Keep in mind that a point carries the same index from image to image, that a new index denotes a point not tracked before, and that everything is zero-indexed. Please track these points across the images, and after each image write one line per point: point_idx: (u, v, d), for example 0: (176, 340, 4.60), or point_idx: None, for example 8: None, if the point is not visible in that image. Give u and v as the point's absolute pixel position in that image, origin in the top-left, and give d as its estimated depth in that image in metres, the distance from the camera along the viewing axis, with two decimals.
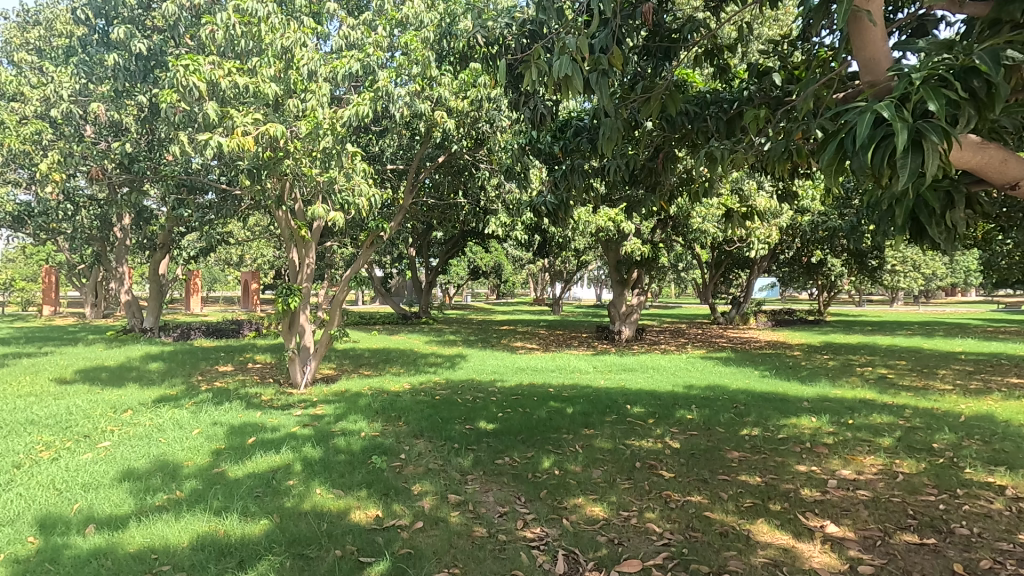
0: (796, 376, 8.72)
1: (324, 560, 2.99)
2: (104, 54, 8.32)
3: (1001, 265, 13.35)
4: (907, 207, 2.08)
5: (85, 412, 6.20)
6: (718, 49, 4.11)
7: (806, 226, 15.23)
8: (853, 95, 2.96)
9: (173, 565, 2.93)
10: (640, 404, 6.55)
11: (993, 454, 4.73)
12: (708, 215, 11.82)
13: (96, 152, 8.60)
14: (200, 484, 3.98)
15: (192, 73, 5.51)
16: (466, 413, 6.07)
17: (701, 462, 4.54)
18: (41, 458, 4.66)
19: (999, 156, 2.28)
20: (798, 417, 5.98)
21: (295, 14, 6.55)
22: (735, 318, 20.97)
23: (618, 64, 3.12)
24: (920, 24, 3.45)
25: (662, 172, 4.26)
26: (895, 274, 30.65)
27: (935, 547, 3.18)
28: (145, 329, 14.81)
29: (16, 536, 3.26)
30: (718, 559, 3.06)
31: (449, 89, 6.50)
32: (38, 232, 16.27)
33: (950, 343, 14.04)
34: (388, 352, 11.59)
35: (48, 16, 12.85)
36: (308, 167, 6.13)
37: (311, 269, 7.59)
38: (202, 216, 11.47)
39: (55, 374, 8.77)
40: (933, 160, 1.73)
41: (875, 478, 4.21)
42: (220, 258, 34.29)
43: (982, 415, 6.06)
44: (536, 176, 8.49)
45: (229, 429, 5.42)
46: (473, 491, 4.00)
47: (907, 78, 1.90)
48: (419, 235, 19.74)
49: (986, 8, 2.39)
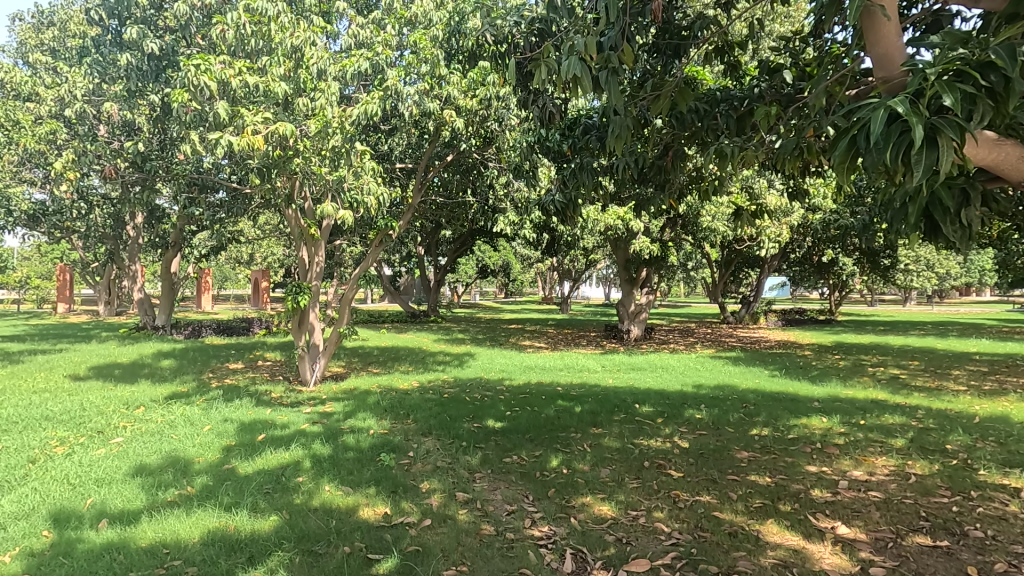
0: (807, 376, 8.62)
1: (332, 557, 3.01)
2: (116, 55, 8.52)
3: (1017, 264, 13.19)
4: (921, 206, 2.03)
5: (100, 408, 6.28)
6: (729, 46, 4.05)
7: (819, 224, 15.10)
8: (865, 91, 2.91)
9: (184, 560, 2.96)
10: (648, 403, 6.50)
11: (1007, 456, 4.67)
12: (718, 213, 11.76)
13: (108, 151, 8.78)
14: (211, 480, 4.01)
15: (203, 72, 5.56)
16: (475, 411, 6.06)
17: (710, 462, 4.51)
18: (55, 453, 4.71)
19: (1017, 153, 2.23)
20: (809, 417, 5.92)
21: (305, 14, 6.64)
22: (745, 317, 20.71)
23: (629, 61, 3.06)
24: (934, 20, 3.42)
25: (671, 170, 4.19)
26: (908, 275, 30.27)
27: (948, 549, 3.14)
28: (157, 326, 14.99)
29: (30, 529, 3.31)
30: (727, 559, 3.04)
31: (458, 88, 6.60)
32: (52, 232, 16.57)
33: (965, 343, 13.79)
34: (396, 351, 11.57)
35: (62, 18, 13.05)
36: (317, 166, 6.16)
37: (321, 268, 7.57)
38: (213, 215, 11.62)
39: (69, 371, 8.89)
40: (946, 156, 1.70)
41: (888, 479, 4.18)
42: (231, 257, 34.73)
43: (997, 416, 5.97)
44: (545, 174, 8.57)
45: (239, 426, 5.45)
46: (480, 490, 4.00)
47: (922, 73, 1.86)
48: (429, 235, 19.88)
49: (1003, 3, 2.33)
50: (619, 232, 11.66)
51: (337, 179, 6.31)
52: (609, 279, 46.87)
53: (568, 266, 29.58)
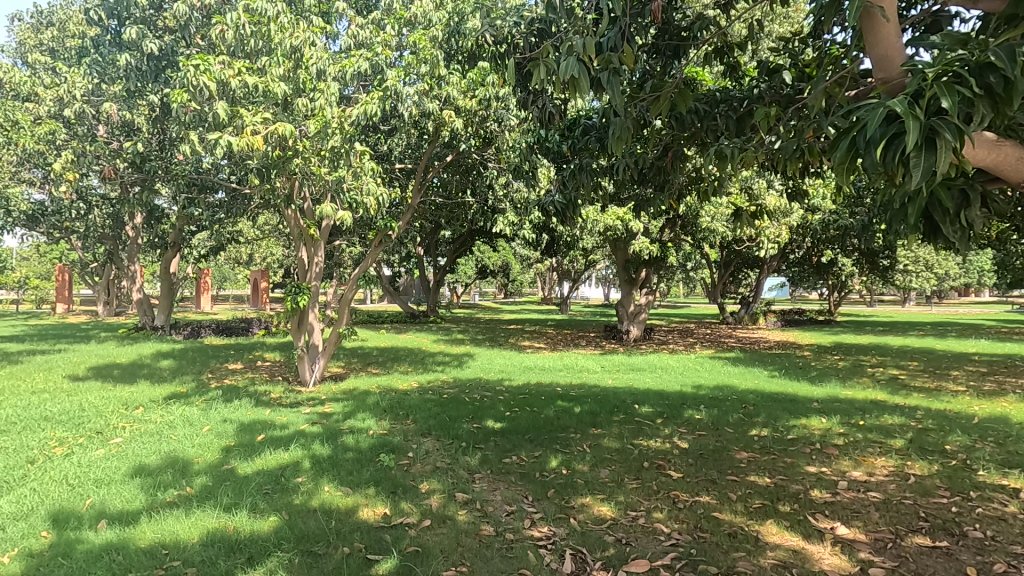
0: (806, 376, 8.65)
1: (332, 557, 3.01)
2: (116, 55, 8.51)
3: (1016, 264, 13.22)
4: (921, 207, 2.04)
5: (99, 408, 6.28)
6: (729, 47, 4.05)
7: (818, 224, 15.12)
8: (864, 91, 2.91)
9: (184, 560, 2.96)
10: (648, 404, 6.52)
11: (1006, 456, 4.69)
12: (717, 214, 11.78)
13: (107, 151, 8.81)
14: (211, 480, 4.01)
15: (203, 73, 5.56)
16: (474, 412, 6.06)
17: (709, 463, 4.52)
18: (54, 454, 4.71)
19: (1016, 154, 2.23)
20: (809, 417, 5.94)
21: (304, 15, 6.63)
22: (744, 317, 20.73)
23: (629, 62, 3.05)
24: (933, 21, 3.42)
25: (671, 171, 4.20)
26: (908, 275, 30.34)
27: (947, 549, 3.15)
28: (157, 327, 14.96)
29: (29, 529, 3.31)
30: (727, 560, 3.04)
31: (457, 88, 6.60)
32: (51, 232, 16.56)
33: (964, 343, 13.81)
34: (396, 351, 11.57)
35: (61, 17, 13.03)
36: (316, 166, 6.18)
37: (320, 268, 7.57)
38: (212, 215, 11.61)
39: (68, 371, 8.88)
40: (945, 159, 1.71)
41: (887, 480, 4.18)
42: (230, 258, 34.73)
43: (996, 416, 5.99)
44: (544, 175, 8.57)
45: (238, 427, 5.44)
46: (480, 490, 3.99)
47: (922, 74, 1.87)
48: (428, 236, 19.88)
49: (1001, 4, 2.33)
50: (619, 232, 11.66)
51: (336, 180, 6.30)
52: (609, 280, 46.96)
53: (567, 266, 29.59)
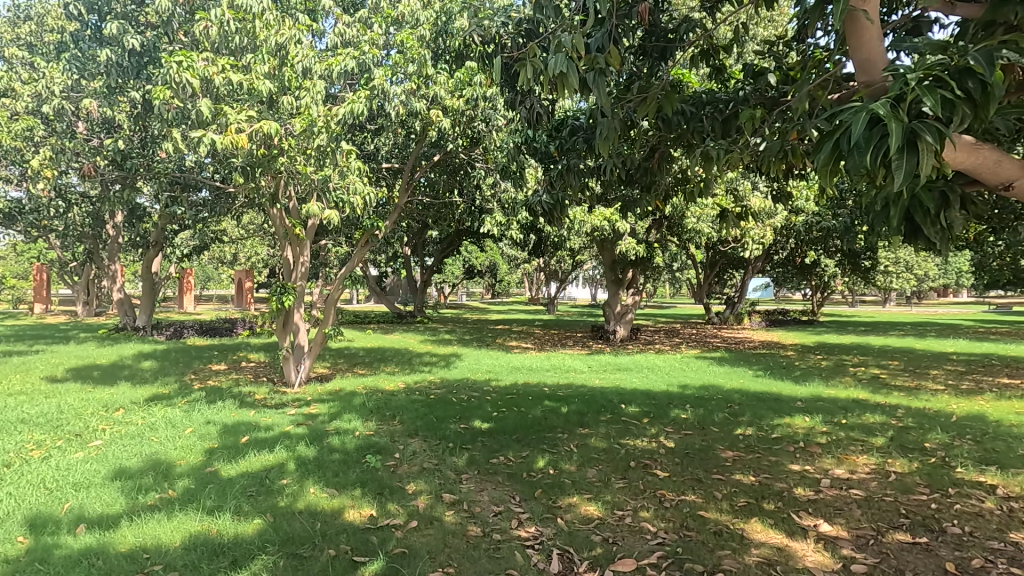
0: (790, 376, 8.74)
1: (317, 560, 2.98)
2: (97, 50, 8.40)
3: (994, 266, 13.47)
4: (903, 208, 2.08)
5: (78, 411, 6.15)
6: (715, 49, 4.07)
7: (801, 226, 15.28)
8: (847, 95, 2.94)
9: (165, 565, 2.91)
10: (634, 404, 6.54)
11: (984, 454, 4.76)
12: (702, 215, 11.90)
13: (88, 148, 8.69)
14: (193, 484, 3.94)
15: (186, 69, 5.45)
16: (461, 412, 6.04)
17: (695, 462, 4.55)
18: (32, 457, 4.61)
19: (993, 157, 2.28)
20: (793, 417, 6.00)
21: (289, 12, 6.64)
22: (730, 318, 20.91)
23: (615, 62, 3.07)
24: (914, 27, 3.49)
25: (657, 172, 4.25)
26: (889, 275, 30.82)
27: (927, 546, 3.20)
28: (138, 327, 14.74)
29: (6, 535, 3.23)
30: (712, 559, 3.06)
31: (444, 88, 6.54)
32: (29, 230, 16.24)
33: (944, 343, 14.03)
34: (382, 352, 11.50)
35: (39, 12, 12.79)
36: (302, 164, 6.11)
37: (305, 268, 7.48)
38: (195, 214, 11.46)
39: (46, 373, 8.70)
40: (927, 161, 1.75)
41: (868, 478, 4.23)
42: (214, 257, 34.35)
43: (974, 415, 6.10)
44: (530, 174, 8.55)
45: (222, 429, 5.37)
46: (467, 491, 3.98)
47: (903, 78, 1.90)
48: (415, 235, 19.83)
49: (981, 9, 2.38)
50: (605, 232, 11.73)
51: (322, 179, 6.23)
52: (597, 280, 47.11)
53: (555, 266, 29.67)
